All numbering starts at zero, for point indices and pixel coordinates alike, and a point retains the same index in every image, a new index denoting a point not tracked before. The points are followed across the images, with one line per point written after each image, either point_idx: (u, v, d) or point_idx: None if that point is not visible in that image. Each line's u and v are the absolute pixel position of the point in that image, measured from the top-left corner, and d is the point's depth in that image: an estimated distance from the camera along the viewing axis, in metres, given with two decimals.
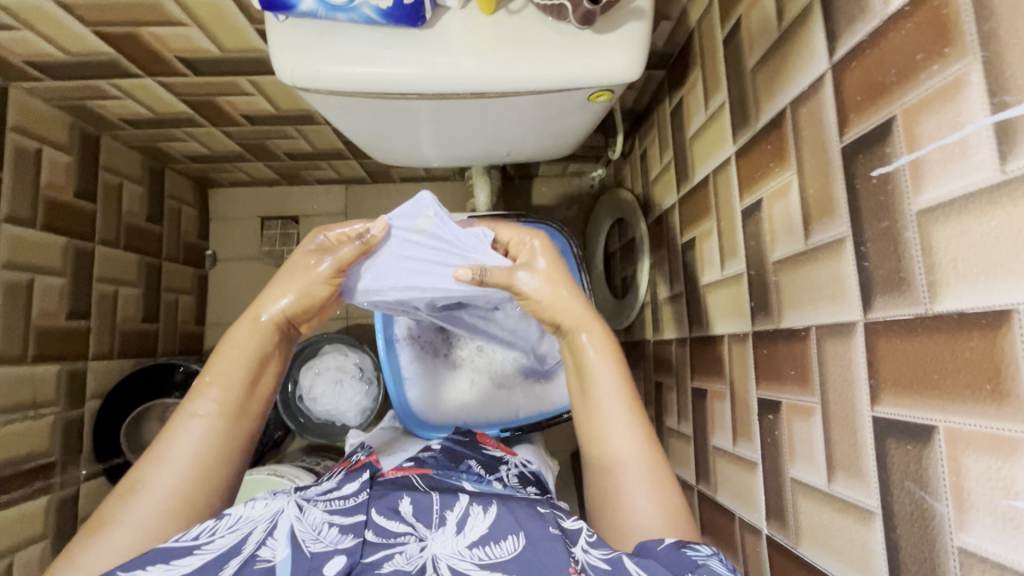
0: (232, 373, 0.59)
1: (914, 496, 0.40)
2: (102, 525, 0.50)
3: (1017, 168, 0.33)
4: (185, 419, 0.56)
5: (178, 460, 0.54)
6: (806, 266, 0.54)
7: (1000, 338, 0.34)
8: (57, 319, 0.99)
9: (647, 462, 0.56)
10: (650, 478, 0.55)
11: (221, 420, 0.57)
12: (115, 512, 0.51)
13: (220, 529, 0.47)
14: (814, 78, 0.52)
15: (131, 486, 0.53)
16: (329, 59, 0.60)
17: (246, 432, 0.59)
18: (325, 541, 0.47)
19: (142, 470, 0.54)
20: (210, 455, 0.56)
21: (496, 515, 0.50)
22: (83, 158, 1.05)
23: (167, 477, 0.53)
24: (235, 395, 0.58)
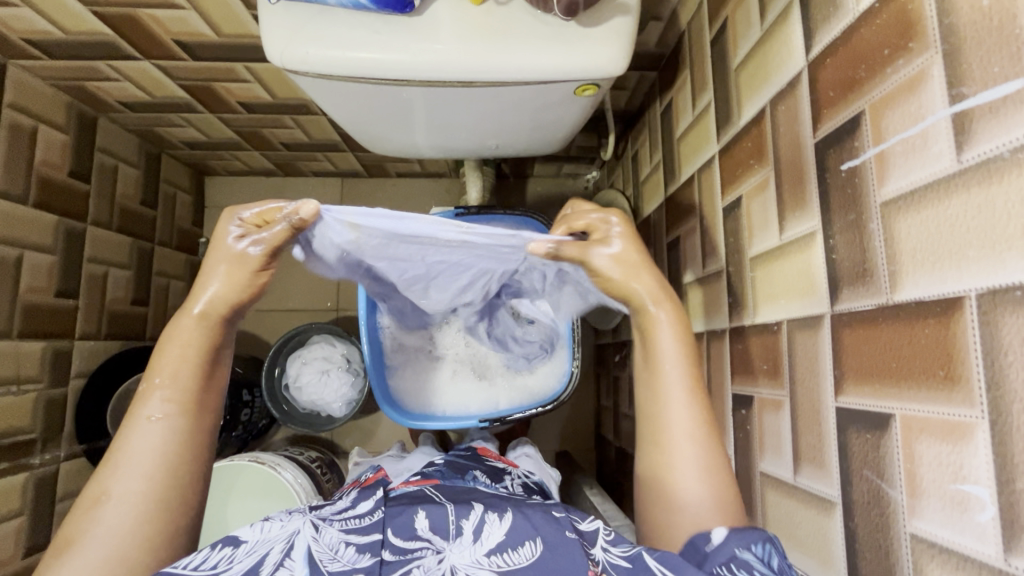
0: (176, 366, 0.53)
1: (872, 485, 0.41)
2: (70, 543, 0.45)
3: (971, 157, 0.33)
4: (139, 422, 0.50)
5: (140, 462, 0.49)
6: (780, 260, 0.54)
7: (954, 324, 0.34)
8: (45, 296, 0.99)
9: (707, 444, 0.54)
10: (711, 464, 0.53)
11: (181, 416, 0.52)
12: (82, 526, 0.46)
13: (237, 555, 0.46)
14: (791, 76, 0.53)
15: (90, 502, 0.48)
16: (319, 42, 0.61)
17: (208, 425, 0.54)
18: (342, 560, 0.46)
19: (103, 478, 0.49)
20: (177, 452, 0.51)
21: (512, 523, 0.51)
22: (79, 139, 1.06)
23: (130, 483, 0.48)
24: (190, 389, 0.53)
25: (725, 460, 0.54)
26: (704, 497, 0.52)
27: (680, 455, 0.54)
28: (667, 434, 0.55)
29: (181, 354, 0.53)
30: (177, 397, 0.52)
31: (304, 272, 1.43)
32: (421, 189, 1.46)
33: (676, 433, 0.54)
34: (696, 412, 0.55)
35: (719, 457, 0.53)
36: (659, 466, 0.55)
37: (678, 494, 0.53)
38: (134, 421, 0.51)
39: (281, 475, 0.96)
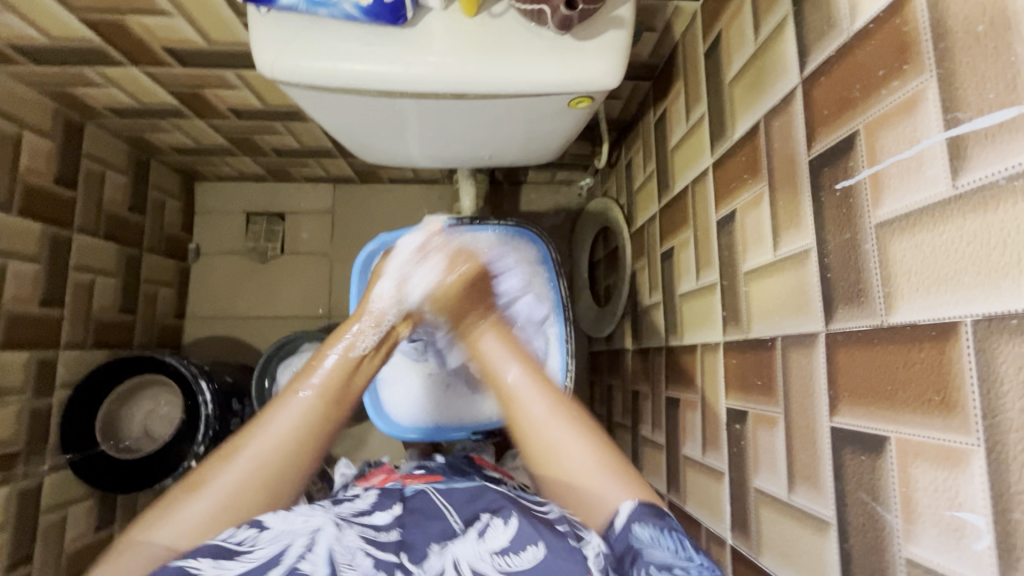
0: (309, 401, 0.60)
1: (867, 507, 0.41)
2: (202, 482, 0.54)
3: (967, 183, 0.33)
4: (291, 396, 0.60)
5: (278, 430, 0.58)
6: (774, 276, 0.54)
7: (949, 349, 0.34)
8: (29, 306, 0.97)
9: (567, 415, 0.62)
10: (575, 428, 0.60)
11: (320, 402, 0.61)
12: (215, 471, 0.54)
13: (263, 537, 0.48)
14: (786, 92, 0.53)
15: (230, 451, 0.56)
16: (310, 54, 0.60)
17: (335, 423, 0.62)
18: (359, 567, 0.47)
19: (246, 436, 0.57)
20: (302, 435, 0.58)
21: (517, 525, 0.49)
22: (65, 144, 1.04)
23: (263, 445, 0.56)
24: (310, 424, 0.59)
25: (593, 427, 0.61)
26: (582, 454, 0.58)
27: (544, 427, 0.61)
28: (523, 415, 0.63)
29: (317, 392, 0.61)
30: (293, 425, 0.58)
31: (295, 279, 1.41)
32: (413, 195, 1.45)
33: (534, 411, 0.62)
34: (546, 394, 0.64)
35: (586, 429, 0.60)
36: (536, 444, 0.61)
37: (566, 466, 0.58)
38: (257, 430, 0.58)
39: None
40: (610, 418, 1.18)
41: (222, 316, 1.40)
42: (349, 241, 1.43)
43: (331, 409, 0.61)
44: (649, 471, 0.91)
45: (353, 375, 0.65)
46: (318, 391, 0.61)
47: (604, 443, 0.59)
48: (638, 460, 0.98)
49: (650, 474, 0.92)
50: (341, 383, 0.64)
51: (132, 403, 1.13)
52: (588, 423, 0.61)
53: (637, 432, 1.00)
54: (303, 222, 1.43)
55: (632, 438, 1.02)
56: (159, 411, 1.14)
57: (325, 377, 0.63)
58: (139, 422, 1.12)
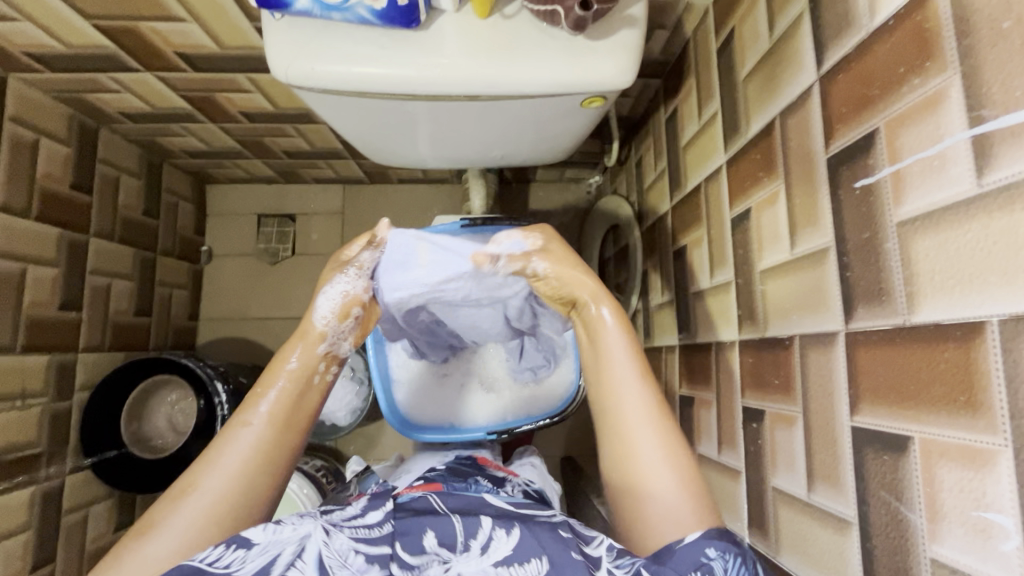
0: (257, 430, 0.55)
1: (889, 506, 0.41)
2: (150, 526, 0.49)
3: (993, 181, 0.33)
4: (239, 427, 0.55)
5: (230, 464, 0.53)
6: (791, 275, 0.54)
7: (975, 350, 0.34)
8: (49, 310, 0.99)
9: (671, 449, 0.53)
10: (675, 464, 0.52)
11: (270, 429, 0.56)
12: (164, 513, 0.50)
13: (251, 554, 0.45)
14: (802, 89, 0.52)
15: (176, 492, 0.51)
16: (324, 58, 0.61)
17: (291, 445, 0.57)
18: (351, 568, 0.45)
19: (195, 472, 0.53)
20: (257, 463, 0.54)
21: (520, 537, 0.48)
22: (80, 150, 1.06)
23: (216, 480, 0.52)
24: (264, 452, 0.55)
25: (687, 459, 0.52)
26: (672, 497, 0.50)
27: (642, 460, 0.53)
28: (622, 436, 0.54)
29: (268, 419, 0.56)
30: (244, 457, 0.54)
31: (307, 279, 1.42)
32: (423, 195, 1.46)
33: (639, 447, 0.53)
34: (654, 418, 0.54)
35: (682, 458, 0.52)
36: (628, 473, 0.53)
37: (648, 494, 0.51)
38: (208, 465, 0.53)
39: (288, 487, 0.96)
40: None
41: (235, 317, 1.41)
42: None
43: (285, 435, 0.56)
44: None
45: (304, 395, 0.59)
46: (267, 419, 0.56)
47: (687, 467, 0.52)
48: None
49: None
50: (290, 408, 0.58)
51: (152, 400, 1.15)
52: (685, 451, 0.53)
53: None
54: (314, 224, 1.44)
55: None
56: (181, 406, 1.17)
57: (274, 404, 0.57)
58: (165, 419, 1.15)
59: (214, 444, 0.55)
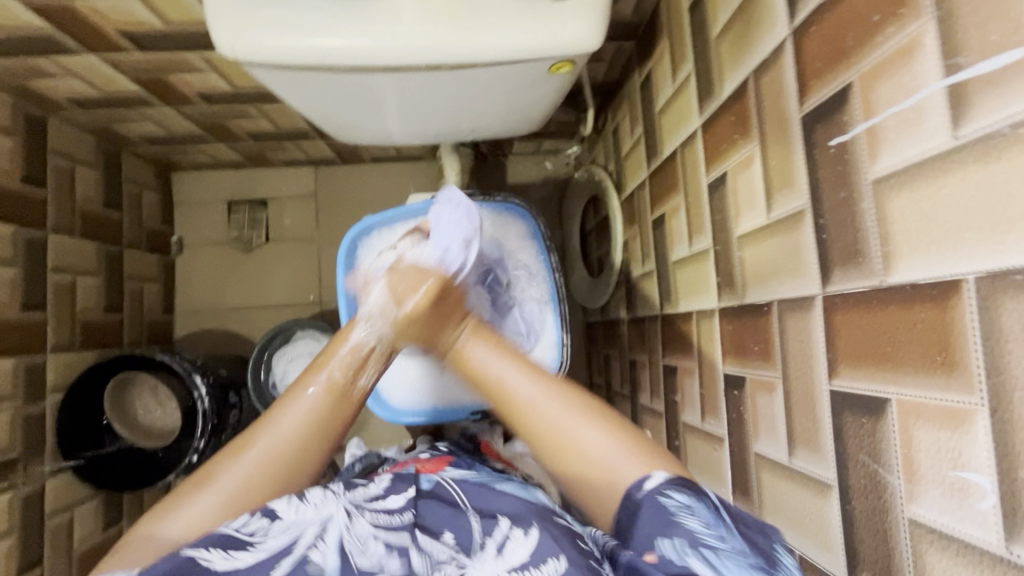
0: (315, 400, 0.59)
1: (868, 469, 0.40)
2: (210, 478, 0.53)
3: (968, 134, 0.31)
4: (298, 391, 0.59)
5: (287, 426, 0.57)
6: (768, 239, 0.53)
7: (950, 308, 0.33)
8: (11, 311, 0.95)
9: (575, 403, 0.55)
10: (599, 423, 0.53)
11: (327, 395, 0.59)
12: (224, 466, 0.54)
13: (274, 530, 0.49)
14: (775, 44, 0.50)
15: (236, 447, 0.55)
16: (272, 32, 0.57)
17: (344, 415, 0.60)
18: (370, 554, 0.49)
19: (254, 431, 0.57)
20: (314, 427, 0.58)
21: (539, 537, 0.49)
22: (28, 142, 1.00)
23: (273, 440, 0.56)
24: (320, 422, 0.58)
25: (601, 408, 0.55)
26: (607, 446, 0.51)
27: (552, 417, 0.54)
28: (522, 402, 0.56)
29: (324, 388, 0.60)
30: (300, 425, 0.57)
31: (283, 266, 1.38)
32: (397, 173, 1.42)
33: (536, 400, 0.56)
34: (533, 375, 0.58)
35: (599, 415, 0.54)
36: (543, 437, 0.54)
37: (579, 455, 0.52)
38: (265, 425, 0.57)
39: None
40: (609, 387, 1.18)
41: (212, 308, 1.38)
42: (335, 225, 1.39)
43: (338, 406, 0.60)
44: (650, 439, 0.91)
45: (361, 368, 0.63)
46: (325, 386, 0.60)
47: (616, 422, 0.53)
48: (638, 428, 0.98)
49: None
50: (344, 379, 0.61)
51: (134, 389, 1.12)
52: (592, 401, 0.56)
53: (636, 401, 1.00)
54: (286, 208, 1.40)
55: (632, 407, 1.02)
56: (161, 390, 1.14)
57: (328, 380, 0.60)
58: (154, 399, 1.14)
59: (272, 408, 0.59)
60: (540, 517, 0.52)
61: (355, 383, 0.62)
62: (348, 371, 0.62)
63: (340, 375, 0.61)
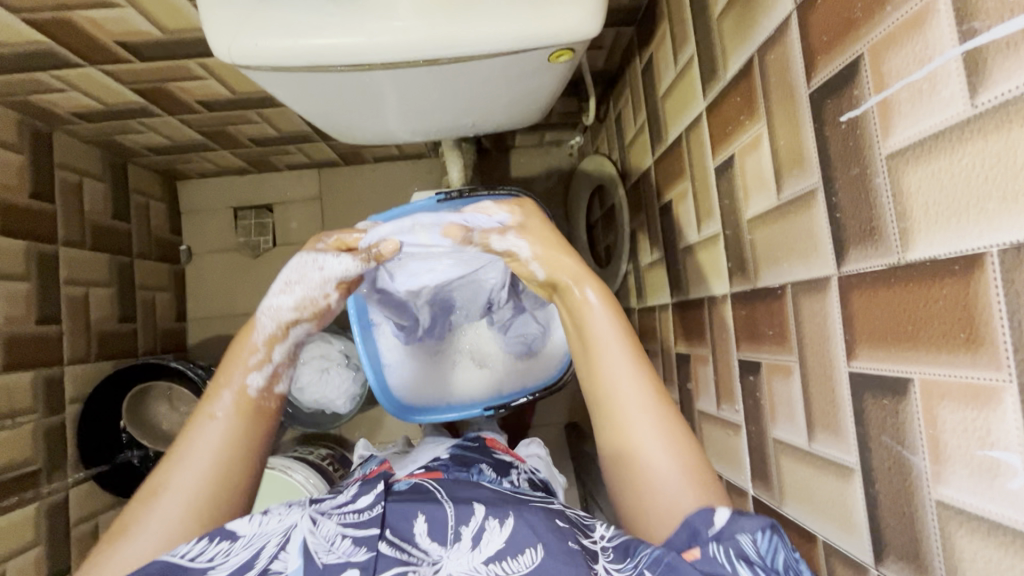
0: (225, 423, 0.54)
1: (892, 451, 0.40)
2: (125, 531, 0.48)
3: (987, 101, 0.30)
4: (203, 420, 0.54)
5: (200, 460, 0.51)
6: (779, 221, 0.52)
7: (974, 283, 0.32)
8: (27, 325, 0.96)
9: (659, 412, 0.52)
10: (674, 450, 0.51)
11: (238, 418, 0.54)
12: (137, 517, 0.48)
13: (236, 546, 0.46)
14: (780, 21, 0.49)
15: (146, 493, 0.50)
16: (268, 35, 0.56)
17: (261, 432, 0.56)
18: (338, 552, 0.45)
19: (162, 473, 0.51)
20: (232, 452, 0.53)
21: (513, 529, 0.46)
22: (36, 157, 1.01)
23: (187, 479, 0.50)
24: (234, 445, 0.53)
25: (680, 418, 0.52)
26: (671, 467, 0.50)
27: (625, 410, 0.53)
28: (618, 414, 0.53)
29: (233, 410, 0.54)
30: (214, 452, 0.52)
31: None
32: (401, 172, 1.41)
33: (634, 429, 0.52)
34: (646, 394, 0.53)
35: (674, 429, 0.52)
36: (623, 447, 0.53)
37: (647, 475, 0.50)
38: (174, 462, 0.51)
39: (293, 477, 0.95)
40: None
41: (223, 315, 1.39)
42: (341, 226, 1.40)
43: (251, 422, 0.55)
44: None
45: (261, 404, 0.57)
46: (235, 408, 0.55)
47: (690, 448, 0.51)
48: None
49: None
50: (252, 404, 0.56)
51: (149, 402, 1.10)
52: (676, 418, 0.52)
53: None
54: (292, 212, 1.40)
55: None
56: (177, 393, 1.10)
57: (236, 395, 0.55)
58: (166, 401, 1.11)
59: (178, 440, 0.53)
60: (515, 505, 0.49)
61: (267, 395, 0.57)
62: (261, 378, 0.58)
63: (252, 390, 0.56)
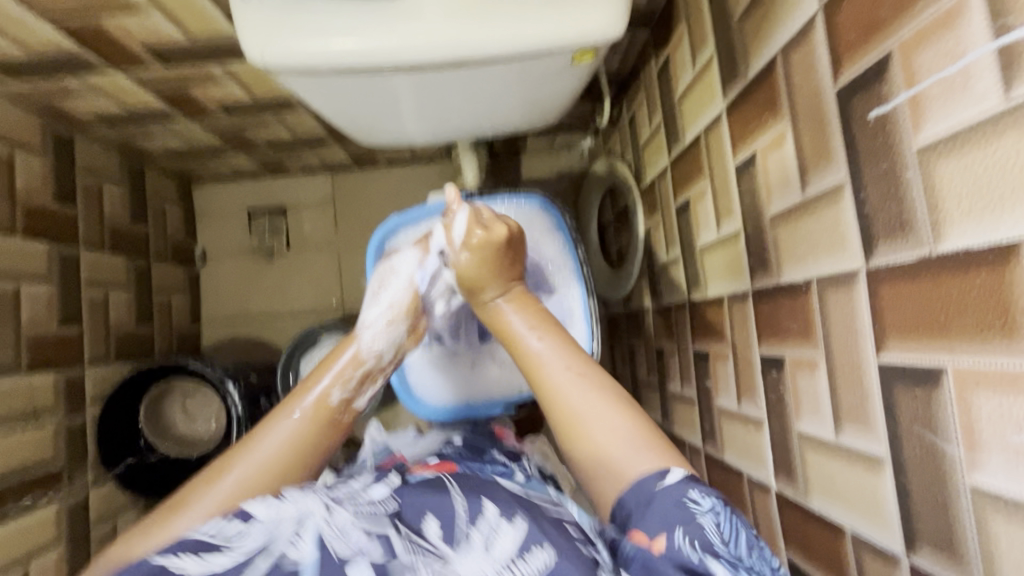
0: (298, 424, 0.59)
1: (924, 440, 0.40)
2: (184, 504, 0.53)
3: (1021, 94, 0.31)
4: (281, 416, 0.60)
5: (266, 453, 0.56)
6: (803, 218, 0.53)
7: (1008, 272, 0.33)
8: (49, 326, 0.97)
9: (606, 393, 0.56)
10: (612, 406, 0.55)
11: (309, 421, 0.60)
12: (200, 492, 0.53)
13: (251, 529, 0.48)
14: (804, 21, 0.50)
15: (213, 475, 0.55)
16: (299, 38, 0.58)
17: (325, 445, 0.60)
18: (349, 542, 0.46)
19: (233, 453, 0.57)
20: (293, 451, 0.58)
21: (525, 527, 0.48)
22: (57, 160, 1.02)
23: (252, 465, 0.55)
24: (298, 445, 0.58)
25: (624, 397, 0.56)
26: (623, 432, 0.53)
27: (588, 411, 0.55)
28: (549, 376, 0.58)
29: (308, 413, 0.60)
30: (279, 447, 0.57)
31: (305, 272, 1.40)
32: (413, 174, 1.43)
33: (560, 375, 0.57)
34: (576, 363, 0.58)
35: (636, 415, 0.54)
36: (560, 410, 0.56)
37: (595, 442, 0.53)
38: (244, 449, 0.57)
39: None
40: (635, 378, 1.18)
41: (238, 317, 1.40)
42: (354, 229, 1.41)
43: (321, 430, 0.60)
44: (682, 426, 0.91)
45: (325, 433, 0.60)
46: (309, 412, 0.60)
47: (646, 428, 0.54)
48: (668, 416, 0.98)
49: (682, 429, 0.92)
50: (328, 413, 0.61)
51: (164, 404, 1.11)
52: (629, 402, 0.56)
53: (666, 390, 1.00)
54: (305, 215, 1.41)
55: (661, 396, 1.02)
56: (194, 395, 1.14)
57: (317, 400, 0.61)
58: (181, 404, 1.13)
59: (252, 433, 0.59)
60: (525, 509, 0.51)
61: (344, 409, 0.62)
62: (346, 390, 0.63)
63: (329, 401, 0.61)
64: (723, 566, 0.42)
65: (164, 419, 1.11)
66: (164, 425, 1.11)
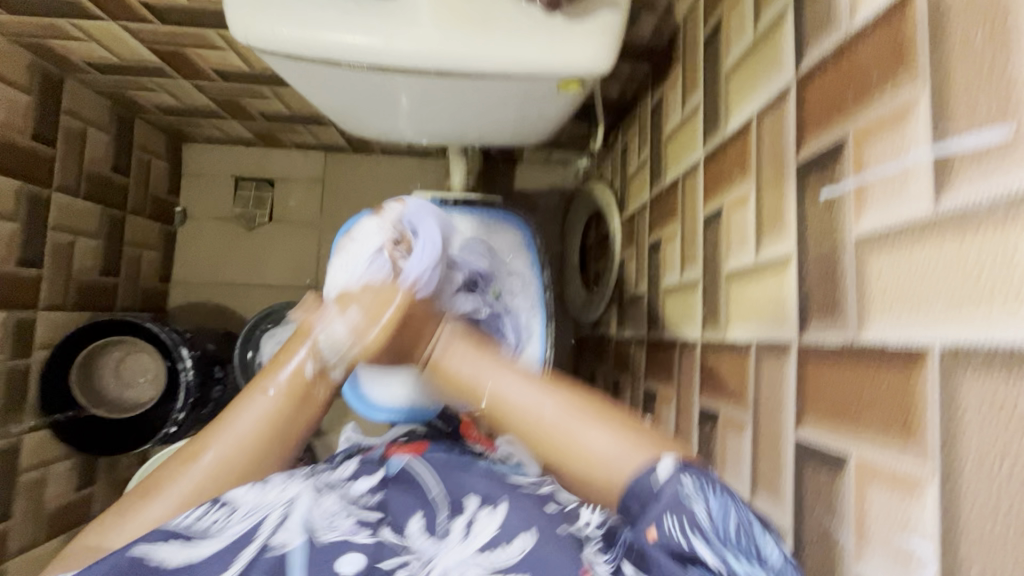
0: (273, 402, 0.54)
1: (823, 523, 0.41)
2: (153, 489, 0.49)
3: (948, 204, 0.32)
4: (255, 394, 0.55)
5: (240, 432, 0.52)
6: (753, 279, 0.53)
7: (914, 375, 0.33)
8: (7, 265, 0.95)
9: (576, 403, 0.51)
10: (590, 413, 0.50)
11: (284, 400, 0.55)
12: (171, 477, 0.49)
13: (238, 514, 0.46)
14: (779, 89, 0.50)
15: (185, 456, 0.51)
16: (285, 23, 0.57)
17: (305, 422, 0.56)
18: (339, 530, 0.45)
19: (204, 438, 0.52)
20: (269, 435, 0.53)
21: (506, 514, 0.47)
22: (43, 100, 1.01)
23: (223, 449, 0.51)
24: (275, 425, 0.54)
25: (610, 408, 0.50)
26: (607, 436, 0.47)
27: (565, 430, 0.49)
28: (521, 412, 0.52)
29: (282, 391, 0.55)
30: (256, 427, 0.53)
31: (282, 247, 1.39)
32: (406, 166, 1.42)
33: (545, 412, 0.51)
34: (533, 384, 0.54)
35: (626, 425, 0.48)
36: (550, 446, 0.50)
37: (586, 450, 0.48)
38: (217, 431, 0.52)
39: None
40: None
41: (208, 282, 1.38)
42: (339, 211, 1.40)
43: (298, 407, 0.55)
44: None
45: (301, 410, 0.56)
46: (284, 389, 0.55)
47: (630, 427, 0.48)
48: None
49: None
50: (305, 385, 0.57)
51: (99, 364, 1.10)
52: (593, 399, 0.51)
53: None
54: (293, 190, 1.40)
55: None
56: (133, 357, 1.13)
57: (291, 374, 0.56)
58: (115, 364, 1.11)
59: (228, 408, 0.55)
60: (508, 491, 0.51)
61: (319, 382, 0.58)
62: (318, 363, 0.58)
63: (305, 372, 0.57)
64: (712, 551, 0.36)
65: (93, 378, 1.09)
66: (93, 383, 1.09)
